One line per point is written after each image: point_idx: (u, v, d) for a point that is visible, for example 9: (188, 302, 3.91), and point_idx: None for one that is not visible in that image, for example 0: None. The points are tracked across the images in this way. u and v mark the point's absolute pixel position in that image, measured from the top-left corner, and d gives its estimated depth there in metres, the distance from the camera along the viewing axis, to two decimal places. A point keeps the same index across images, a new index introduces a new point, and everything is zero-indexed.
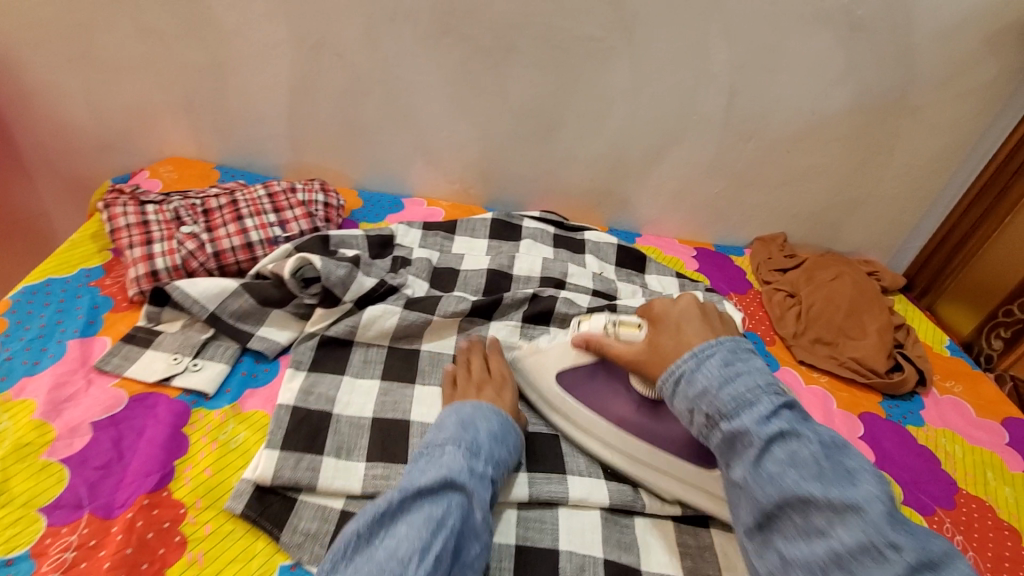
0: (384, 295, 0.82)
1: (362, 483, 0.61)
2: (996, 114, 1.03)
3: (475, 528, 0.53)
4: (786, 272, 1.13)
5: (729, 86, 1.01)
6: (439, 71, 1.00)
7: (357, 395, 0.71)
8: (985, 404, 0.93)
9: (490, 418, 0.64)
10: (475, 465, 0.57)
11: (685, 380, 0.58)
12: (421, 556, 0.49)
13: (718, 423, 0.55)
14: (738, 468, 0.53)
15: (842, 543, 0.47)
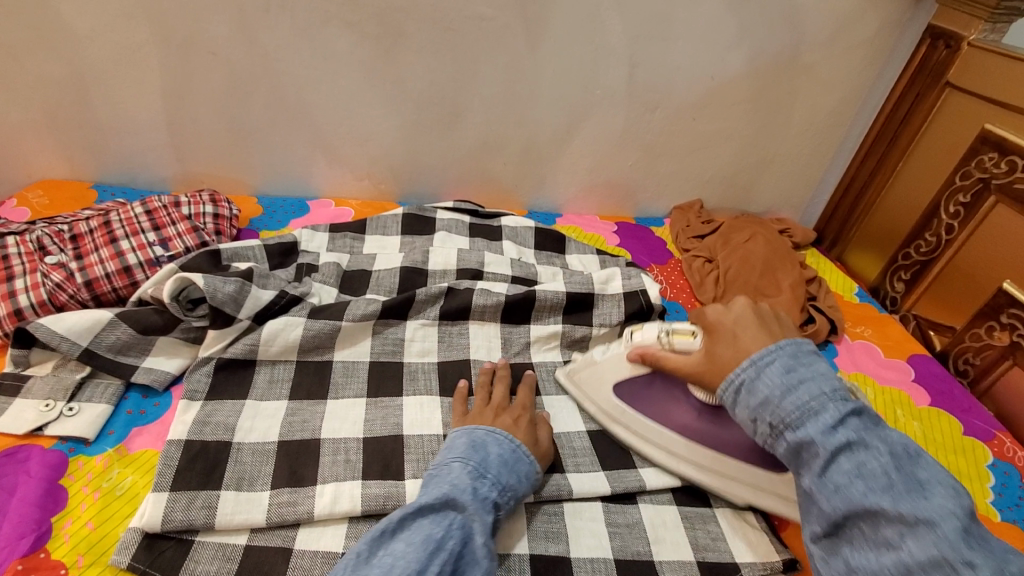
0: (286, 308, 0.76)
1: (267, 513, 0.57)
2: (881, 67, 1.06)
3: (479, 555, 0.50)
4: (703, 238, 1.15)
5: (628, 58, 1.00)
6: (327, 62, 0.94)
7: (261, 419, 0.66)
8: (892, 344, 0.98)
9: (501, 441, 0.62)
10: (479, 489, 0.55)
11: (745, 388, 0.55)
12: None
13: (782, 430, 0.52)
14: (804, 477, 0.50)
15: (913, 557, 0.42)
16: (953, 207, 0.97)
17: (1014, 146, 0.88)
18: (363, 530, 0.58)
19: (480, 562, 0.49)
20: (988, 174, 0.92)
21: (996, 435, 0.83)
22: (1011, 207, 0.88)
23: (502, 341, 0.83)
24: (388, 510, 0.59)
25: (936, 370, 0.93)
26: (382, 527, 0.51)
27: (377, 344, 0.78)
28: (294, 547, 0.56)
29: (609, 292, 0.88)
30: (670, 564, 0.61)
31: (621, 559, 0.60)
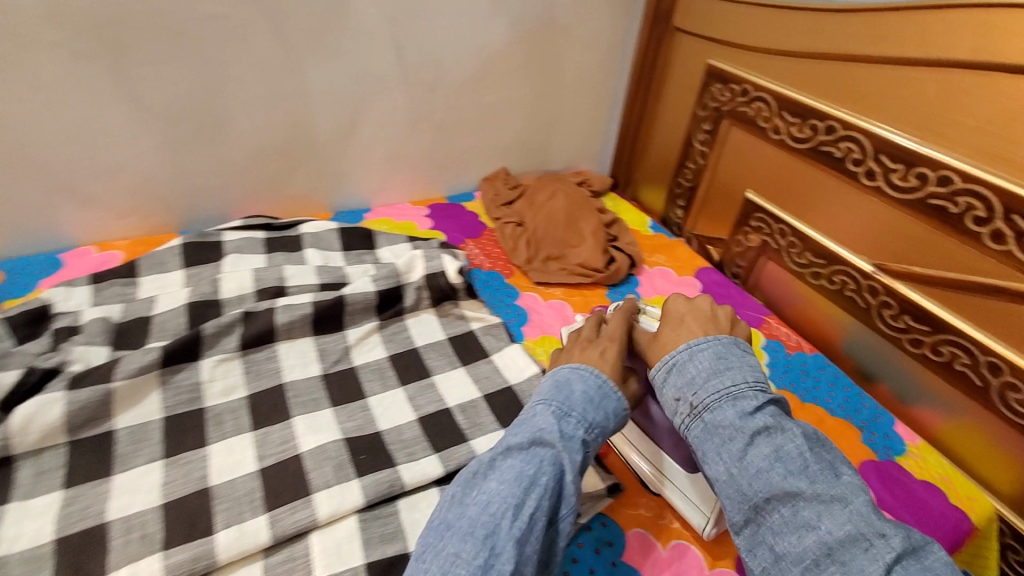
0: (38, 387, 0.66)
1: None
2: (626, 20, 1.17)
3: (567, 488, 0.54)
4: (512, 203, 1.19)
5: (392, 40, 0.98)
6: (36, 90, 0.80)
7: (26, 522, 0.56)
8: (682, 264, 1.11)
9: (586, 376, 0.63)
10: (564, 426, 0.58)
11: (677, 368, 0.60)
12: (513, 514, 0.51)
13: (703, 412, 0.56)
14: (722, 463, 0.53)
15: (832, 533, 0.47)
16: (702, 135, 1.11)
17: (732, 76, 1.03)
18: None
19: (569, 496, 0.54)
20: (718, 102, 1.06)
21: (765, 319, 0.98)
22: (739, 128, 1.03)
23: (317, 354, 0.79)
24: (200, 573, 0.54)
25: (716, 278, 1.07)
26: (475, 471, 0.56)
27: (169, 396, 0.70)
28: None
29: (412, 279, 0.89)
30: None
31: None
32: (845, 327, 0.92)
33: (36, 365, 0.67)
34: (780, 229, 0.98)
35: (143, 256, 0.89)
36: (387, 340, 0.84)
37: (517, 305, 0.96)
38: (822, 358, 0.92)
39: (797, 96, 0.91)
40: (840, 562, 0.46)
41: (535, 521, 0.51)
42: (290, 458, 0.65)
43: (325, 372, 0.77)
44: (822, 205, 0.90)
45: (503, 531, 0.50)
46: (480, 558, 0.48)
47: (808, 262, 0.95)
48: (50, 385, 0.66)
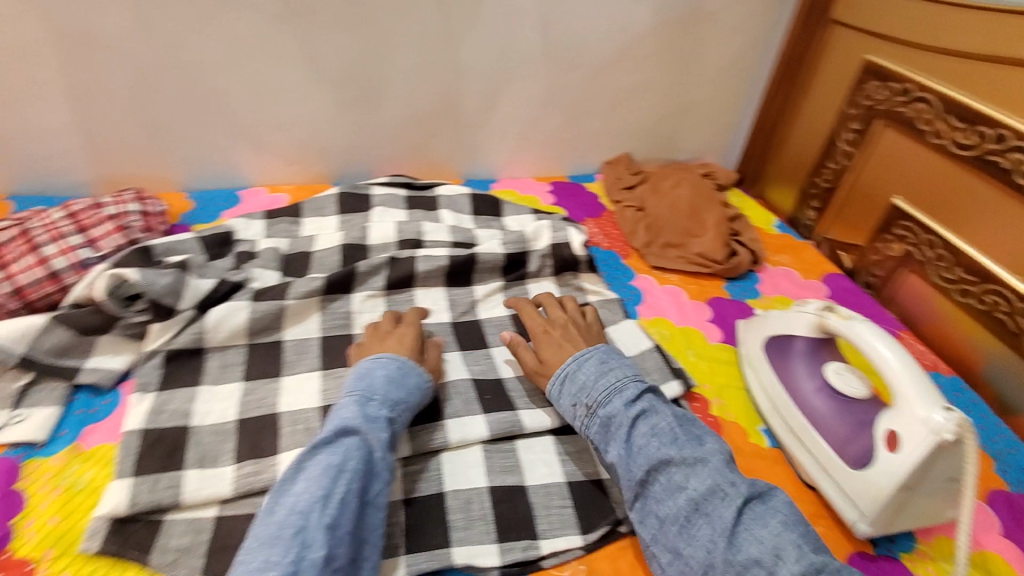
0: (226, 295, 0.77)
1: (234, 483, 0.60)
2: (776, 10, 1.13)
3: (380, 467, 0.55)
4: (633, 188, 1.20)
5: (541, 19, 1.02)
6: (239, 46, 0.93)
7: (217, 401, 0.68)
8: (808, 267, 1.07)
9: (388, 364, 0.65)
10: (369, 416, 0.58)
11: (569, 378, 0.68)
12: (322, 504, 0.50)
13: (597, 411, 0.65)
14: (614, 446, 0.62)
15: (695, 489, 0.56)
16: (849, 135, 1.06)
17: (892, 74, 0.97)
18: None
19: (381, 472, 0.55)
20: (873, 101, 1.01)
21: (899, 335, 0.92)
22: (894, 129, 0.97)
23: (448, 303, 0.86)
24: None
25: (845, 285, 1.02)
26: (565, 371, 0.69)
27: (325, 319, 0.80)
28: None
29: (540, 246, 0.92)
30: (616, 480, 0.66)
31: (572, 482, 0.65)
32: (992, 353, 0.84)
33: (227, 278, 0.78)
34: (929, 241, 0.91)
35: (305, 200, 1.00)
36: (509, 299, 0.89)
37: (633, 285, 0.98)
38: (960, 381, 0.85)
39: (969, 100, 0.84)
40: (705, 514, 0.54)
41: (344, 508, 0.51)
42: (425, 388, 0.72)
43: (453, 322, 0.84)
44: (982, 222, 0.84)
45: (315, 521, 0.49)
46: (290, 556, 0.46)
47: (956, 279, 0.88)
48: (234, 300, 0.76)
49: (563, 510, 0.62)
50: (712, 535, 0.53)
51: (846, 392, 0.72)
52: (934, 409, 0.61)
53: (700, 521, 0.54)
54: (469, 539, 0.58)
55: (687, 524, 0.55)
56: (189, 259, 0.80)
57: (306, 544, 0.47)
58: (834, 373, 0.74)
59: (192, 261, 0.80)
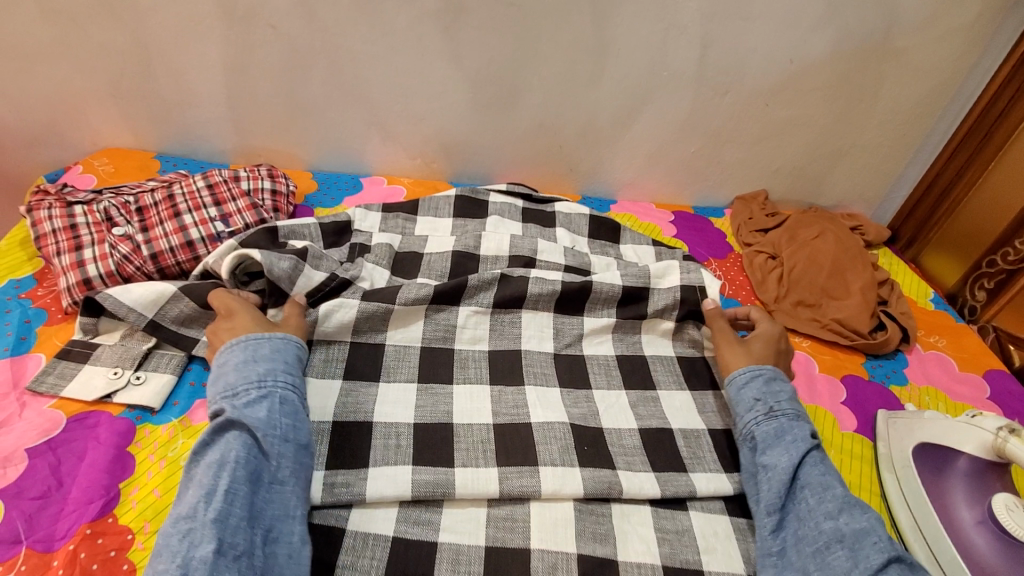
0: (336, 290, 0.77)
1: (321, 492, 0.58)
2: (982, 52, 0.96)
3: (267, 446, 0.55)
4: (767, 231, 1.09)
5: (701, 38, 0.93)
6: (387, 37, 0.92)
7: (316, 397, 0.67)
8: (969, 358, 0.91)
9: (234, 352, 0.62)
10: (234, 406, 0.57)
11: (761, 381, 0.69)
12: (207, 501, 0.49)
13: (778, 415, 0.65)
14: (783, 454, 0.62)
15: (848, 525, 0.55)
16: None
17: None
18: (412, 515, 0.59)
19: (272, 452, 0.55)
20: None
21: None
22: None
23: (554, 332, 0.81)
24: (438, 497, 0.59)
25: (1013, 388, 0.87)
26: (762, 374, 0.70)
27: (428, 330, 0.77)
28: (347, 527, 0.57)
29: (665, 284, 0.85)
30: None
31: (669, 567, 0.58)
32: None
33: (337, 274, 0.78)
34: None
35: (423, 198, 0.98)
36: (617, 339, 0.82)
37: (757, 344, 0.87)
38: None
39: None
40: (849, 548, 0.53)
41: (234, 497, 0.50)
42: (521, 424, 0.68)
43: (555, 353, 0.79)
44: None
45: (201, 518, 0.48)
46: (178, 560, 0.46)
47: None
48: (342, 296, 0.76)
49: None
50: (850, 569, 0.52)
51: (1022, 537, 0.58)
52: None
53: (840, 552, 0.53)
54: None
55: (824, 550, 0.54)
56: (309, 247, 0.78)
57: (194, 543, 0.47)
58: (1002, 509, 0.60)
59: (312, 251, 0.78)
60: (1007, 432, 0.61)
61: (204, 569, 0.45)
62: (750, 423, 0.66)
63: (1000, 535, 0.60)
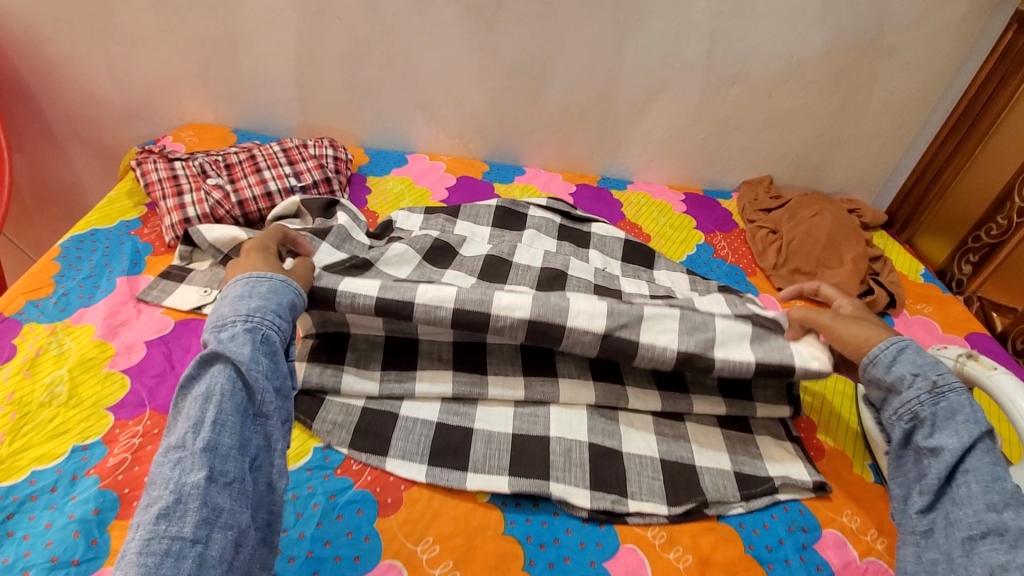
0: (359, 266, 0.77)
1: (378, 384, 0.70)
2: (968, 50, 1.07)
3: (258, 379, 0.53)
4: (770, 211, 1.20)
5: (709, 33, 1.06)
6: (435, 29, 1.06)
7: None
8: (952, 322, 1.00)
9: (235, 286, 0.60)
10: (221, 337, 0.54)
11: (917, 352, 0.61)
12: (196, 431, 0.48)
13: (946, 393, 0.57)
14: (946, 435, 0.55)
15: (1011, 519, 0.50)
16: None
17: None
18: (453, 408, 0.70)
19: (259, 386, 0.53)
20: None
21: None
22: None
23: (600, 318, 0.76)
24: (473, 396, 0.71)
25: (993, 347, 0.95)
26: (914, 345, 0.62)
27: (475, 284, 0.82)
28: (400, 412, 0.69)
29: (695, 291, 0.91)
30: (708, 469, 0.68)
31: (666, 459, 0.69)
32: None
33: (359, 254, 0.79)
34: None
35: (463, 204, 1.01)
36: (685, 333, 0.69)
37: None
38: None
39: None
40: (1004, 539, 0.49)
41: (222, 427, 0.49)
42: None
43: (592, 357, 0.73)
44: None
45: (190, 448, 0.47)
46: (171, 487, 0.45)
47: None
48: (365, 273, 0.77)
49: (653, 481, 0.66)
50: (1001, 556, 0.48)
51: None
52: None
53: (991, 540, 0.50)
54: (566, 480, 0.64)
55: (974, 537, 0.51)
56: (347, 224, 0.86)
57: (183, 471, 0.46)
58: None
59: (336, 231, 0.81)
60: (965, 356, 0.69)
61: (199, 493, 0.45)
62: (913, 403, 0.58)
63: None
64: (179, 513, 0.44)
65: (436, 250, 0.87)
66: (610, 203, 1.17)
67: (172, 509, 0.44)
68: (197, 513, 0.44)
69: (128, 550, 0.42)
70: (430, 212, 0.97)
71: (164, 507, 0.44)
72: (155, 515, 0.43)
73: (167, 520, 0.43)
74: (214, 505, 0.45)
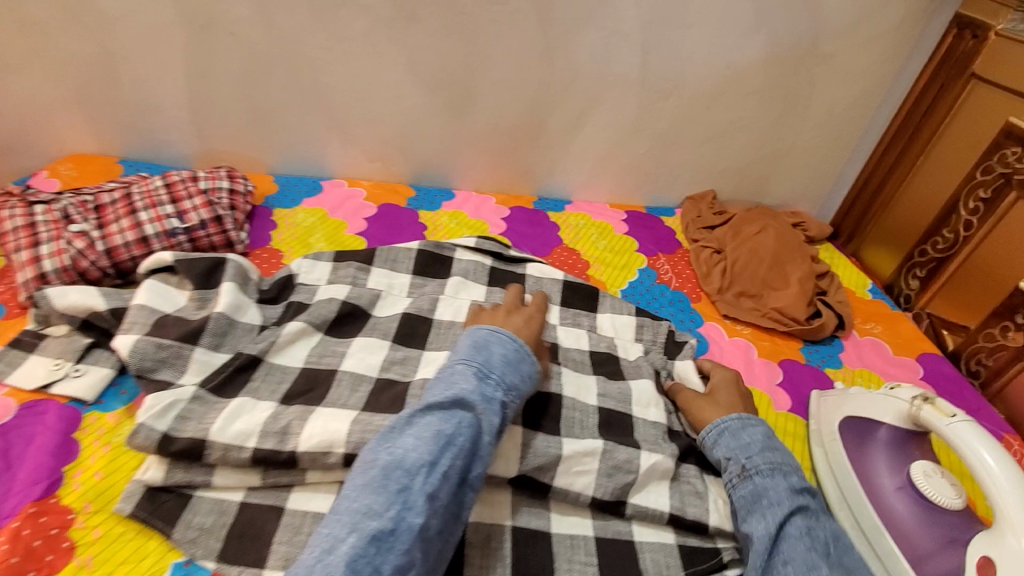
0: (243, 368, 0.67)
1: (263, 473, 0.60)
2: (906, 56, 1.03)
3: (484, 450, 0.54)
4: (713, 229, 1.14)
5: (642, 44, 0.99)
6: (342, 43, 0.95)
7: (268, 381, 0.67)
8: (903, 343, 0.95)
9: (505, 342, 0.64)
10: (460, 386, 0.57)
11: (731, 433, 0.65)
12: (429, 470, 0.50)
13: (752, 475, 0.60)
14: (758, 519, 0.56)
15: None
16: (973, 203, 0.94)
17: None
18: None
19: (485, 457, 0.54)
20: (1010, 169, 0.88)
21: (1003, 437, 0.80)
22: None
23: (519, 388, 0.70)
24: None
25: (946, 370, 0.90)
26: (727, 424, 0.66)
27: (387, 356, 0.72)
28: (287, 506, 0.59)
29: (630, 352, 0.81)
30: (649, 545, 0.60)
31: (601, 538, 0.60)
32: None
33: (244, 349, 0.69)
34: None
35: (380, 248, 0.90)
36: (603, 476, 0.62)
37: (698, 331, 0.92)
38: None
39: None
40: None
41: (444, 480, 0.50)
42: None
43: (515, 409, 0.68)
44: None
45: (417, 485, 0.49)
46: (393, 512, 0.47)
47: None
48: (249, 377, 0.67)
49: (585, 568, 0.57)
50: None
51: (939, 501, 0.60)
52: None
53: None
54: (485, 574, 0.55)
55: None
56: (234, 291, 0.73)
57: (406, 503, 0.48)
58: (922, 475, 0.62)
59: (212, 327, 0.69)
60: (921, 399, 0.64)
61: (409, 534, 0.47)
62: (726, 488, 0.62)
63: (920, 499, 0.61)
64: (388, 544, 0.46)
65: (341, 319, 0.77)
66: (546, 226, 1.08)
67: (384, 536, 0.46)
68: (400, 557, 0.46)
69: (334, 546, 0.45)
70: (339, 259, 0.86)
71: (380, 529, 0.46)
72: (372, 531, 0.46)
73: (376, 547, 0.45)
74: (412, 556, 0.46)
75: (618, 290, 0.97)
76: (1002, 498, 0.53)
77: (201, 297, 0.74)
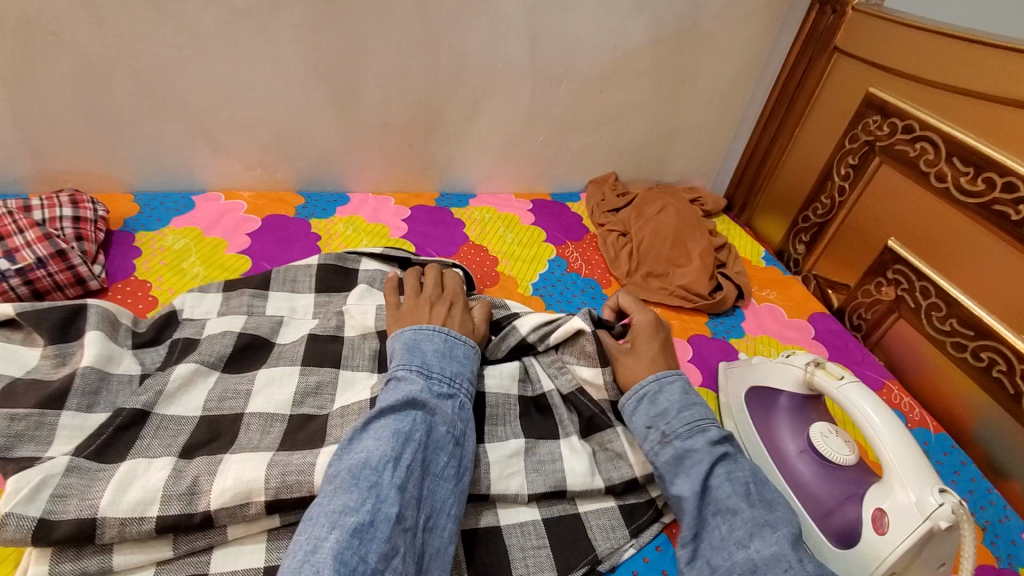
0: (127, 426, 0.57)
1: (173, 543, 0.52)
2: (778, 32, 1.08)
3: (441, 440, 0.54)
4: (617, 211, 1.15)
5: (527, 29, 0.96)
6: (195, 41, 0.84)
7: (162, 434, 0.58)
8: (795, 305, 1.01)
9: (433, 336, 0.63)
10: (406, 386, 0.57)
11: (648, 399, 0.63)
12: (393, 464, 0.49)
13: (672, 440, 0.60)
14: (687, 479, 0.57)
15: (759, 552, 0.50)
16: (844, 169, 1.00)
17: (894, 109, 0.90)
18: (285, 539, 0.54)
19: (445, 445, 0.54)
20: (872, 136, 0.95)
21: (884, 383, 0.87)
22: (890, 165, 0.91)
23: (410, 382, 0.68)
24: None
25: (833, 327, 0.96)
26: (644, 390, 0.64)
27: (300, 387, 0.65)
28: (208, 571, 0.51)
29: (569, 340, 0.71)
30: (593, 514, 0.62)
31: (549, 518, 0.61)
32: (981, 408, 0.79)
33: (124, 405, 0.59)
34: (922, 288, 0.86)
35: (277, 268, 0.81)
36: (532, 472, 0.62)
37: None
38: (948, 439, 0.80)
39: (973, 141, 0.78)
40: None
41: (410, 473, 0.50)
42: None
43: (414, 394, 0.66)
44: (974, 267, 0.79)
45: (386, 480, 0.48)
46: (367, 506, 0.46)
47: (950, 330, 0.82)
48: (136, 437, 0.57)
49: (538, 552, 0.58)
50: None
51: (833, 459, 0.64)
52: (928, 489, 0.53)
53: None
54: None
55: None
56: (102, 336, 0.64)
57: (378, 496, 0.47)
58: (819, 435, 0.65)
59: (79, 386, 0.59)
60: (813, 365, 0.67)
61: (388, 523, 0.46)
62: (649, 455, 0.61)
63: (817, 459, 0.65)
64: (369, 535, 0.44)
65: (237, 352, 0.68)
66: (450, 224, 1.05)
67: (364, 528, 0.44)
68: (382, 544, 0.44)
69: (318, 544, 0.43)
70: (230, 288, 0.76)
71: (358, 522, 0.45)
72: (351, 526, 0.44)
73: (358, 539, 0.44)
74: (394, 544, 0.45)
75: (529, 284, 0.95)
76: (887, 450, 0.56)
77: (58, 353, 0.63)
